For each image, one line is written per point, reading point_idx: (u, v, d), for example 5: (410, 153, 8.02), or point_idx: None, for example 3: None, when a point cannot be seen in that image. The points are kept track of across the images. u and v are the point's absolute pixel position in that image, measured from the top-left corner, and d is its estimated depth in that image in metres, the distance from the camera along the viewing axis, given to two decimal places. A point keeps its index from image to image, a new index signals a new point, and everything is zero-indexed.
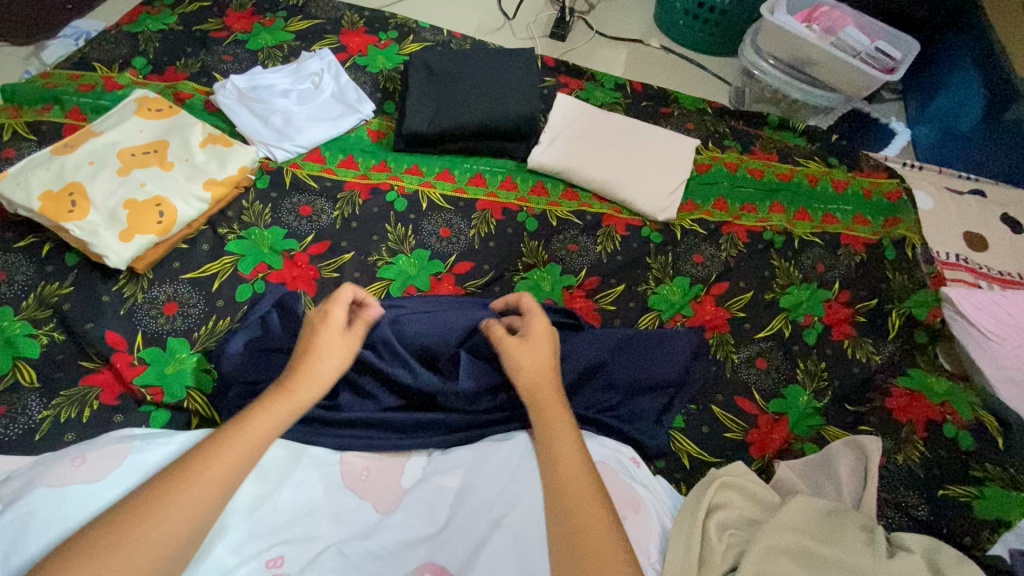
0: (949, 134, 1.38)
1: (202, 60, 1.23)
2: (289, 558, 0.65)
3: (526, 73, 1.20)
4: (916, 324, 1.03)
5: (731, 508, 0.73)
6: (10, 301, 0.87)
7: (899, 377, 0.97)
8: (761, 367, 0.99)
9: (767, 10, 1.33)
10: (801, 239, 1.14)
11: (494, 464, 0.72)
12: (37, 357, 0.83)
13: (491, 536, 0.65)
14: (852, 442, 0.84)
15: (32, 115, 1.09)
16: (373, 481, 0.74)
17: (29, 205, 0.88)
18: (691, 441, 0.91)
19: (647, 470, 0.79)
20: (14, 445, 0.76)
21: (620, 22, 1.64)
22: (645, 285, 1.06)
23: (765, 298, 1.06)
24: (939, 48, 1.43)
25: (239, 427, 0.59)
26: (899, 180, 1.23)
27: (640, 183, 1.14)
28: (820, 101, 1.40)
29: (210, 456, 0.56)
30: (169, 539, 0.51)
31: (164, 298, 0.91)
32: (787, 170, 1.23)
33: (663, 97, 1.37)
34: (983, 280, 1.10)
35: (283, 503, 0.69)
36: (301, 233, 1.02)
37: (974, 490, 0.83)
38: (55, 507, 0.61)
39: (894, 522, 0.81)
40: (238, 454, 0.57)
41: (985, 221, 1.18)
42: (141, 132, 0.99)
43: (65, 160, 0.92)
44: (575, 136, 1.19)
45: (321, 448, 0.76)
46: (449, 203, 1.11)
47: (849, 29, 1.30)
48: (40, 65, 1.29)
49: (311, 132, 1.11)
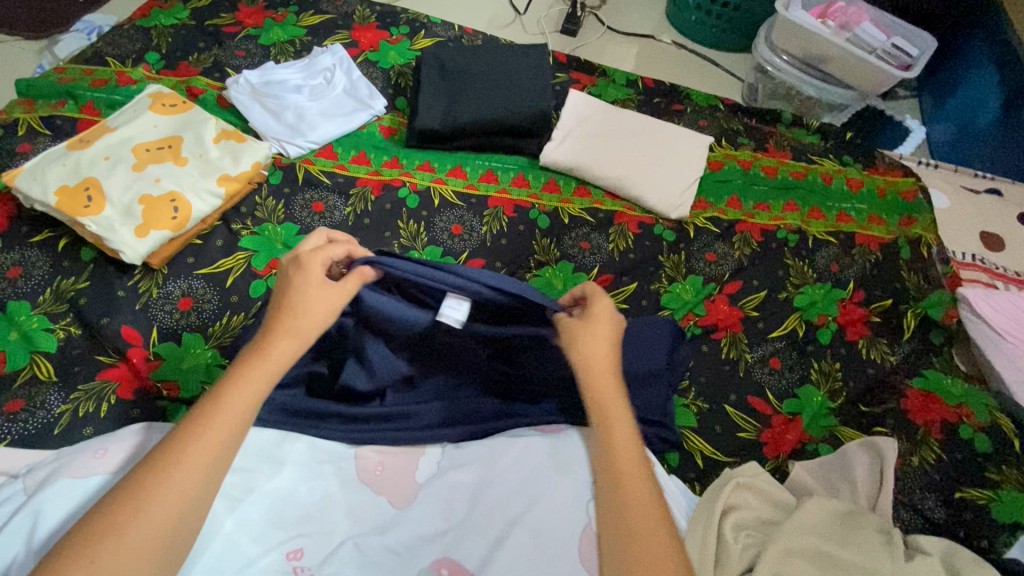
0: (965, 132, 1.36)
1: (215, 55, 1.23)
2: (308, 551, 0.66)
3: (539, 69, 1.20)
4: (932, 325, 1.02)
5: (746, 509, 0.72)
6: (27, 295, 0.88)
7: (914, 378, 0.96)
8: (774, 366, 0.98)
9: (782, 5, 1.31)
10: (814, 238, 1.13)
11: (511, 458, 0.73)
12: (55, 352, 0.84)
13: (510, 533, 0.66)
14: (868, 443, 0.83)
15: (47, 110, 1.09)
16: (388, 475, 0.73)
17: (46, 200, 0.88)
18: (704, 441, 0.90)
19: (661, 469, 0.78)
20: (32, 439, 0.77)
21: (631, 17, 1.63)
22: (658, 283, 1.06)
23: (779, 297, 1.05)
24: (955, 45, 1.42)
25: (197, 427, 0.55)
26: (914, 179, 1.22)
27: (653, 181, 1.14)
28: (835, 97, 1.39)
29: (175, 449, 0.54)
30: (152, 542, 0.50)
31: (179, 294, 0.91)
32: (801, 169, 1.22)
33: (675, 94, 1.36)
34: (1000, 280, 1.09)
35: (299, 496, 0.69)
36: (314, 229, 1.02)
37: (990, 493, 0.83)
38: (79, 499, 0.62)
39: (910, 525, 0.81)
40: (202, 456, 0.54)
41: (1003, 221, 1.16)
42: (156, 128, 0.99)
43: (81, 154, 0.92)
44: (587, 133, 1.18)
45: (335, 443, 0.75)
46: (461, 199, 1.11)
47: (866, 25, 1.28)
48: (53, 59, 1.29)
49: (323, 127, 1.11)
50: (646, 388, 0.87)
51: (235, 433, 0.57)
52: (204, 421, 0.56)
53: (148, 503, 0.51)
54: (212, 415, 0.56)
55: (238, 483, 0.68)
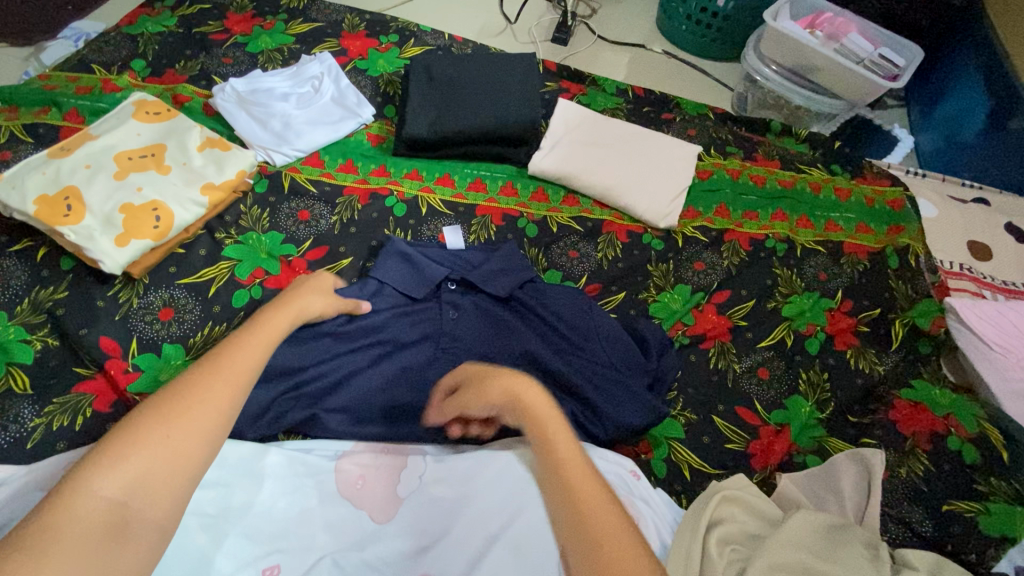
0: (953, 141, 1.37)
1: (202, 62, 1.22)
2: (284, 567, 0.65)
3: (528, 77, 1.20)
4: (920, 334, 1.02)
5: (731, 523, 0.72)
6: (3, 306, 0.86)
7: (902, 389, 0.95)
8: (762, 377, 0.98)
9: (770, 15, 1.32)
10: (802, 247, 1.13)
11: (493, 473, 0.72)
12: (31, 363, 0.82)
13: (490, 549, 0.66)
14: (856, 454, 0.82)
15: (29, 117, 1.08)
16: (369, 489, 0.72)
17: (24, 209, 0.87)
18: (692, 453, 0.90)
19: (646, 482, 0.78)
20: (5, 453, 0.75)
21: (622, 26, 1.64)
22: (645, 293, 1.05)
23: (767, 307, 1.05)
24: (942, 55, 1.43)
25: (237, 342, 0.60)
26: (902, 188, 1.22)
27: (642, 190, 1.13)
28: (823, 107, 1.39)
29: (220, 358, 0.57)
30: (197, 431, 0.52)
31: (160, 304, 0.90)
32: (789, 178, 1.22)
33: (665, 103, 1.36)
34: (987, 290, 1.09)
35: (278, 512, 0.69)
36: (300, 238, 1.01)
37: (979, 506, 0.81)
38: None
39: (897, 538, 0.80)
40: (227, 385, 0.55)
41: (990, 230, 1.17)
42: (139, 136, 0.98)
43: (61, 163, 0.91)
44: (576, 142, 1.18)
45: (319, 457, 0.75)
46: (450, 208, 1.10)
47: (852, 36, 1.29)
48: (39, 66, 1.28)
49: (310, 136, 1.10)
50: (623, 404, 0.85)
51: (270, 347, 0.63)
52: (230, 350, 0.59)
53: (181, 424, 0.51)
54: (241, 344, 0.60)
55: (216, 499, 0.68)
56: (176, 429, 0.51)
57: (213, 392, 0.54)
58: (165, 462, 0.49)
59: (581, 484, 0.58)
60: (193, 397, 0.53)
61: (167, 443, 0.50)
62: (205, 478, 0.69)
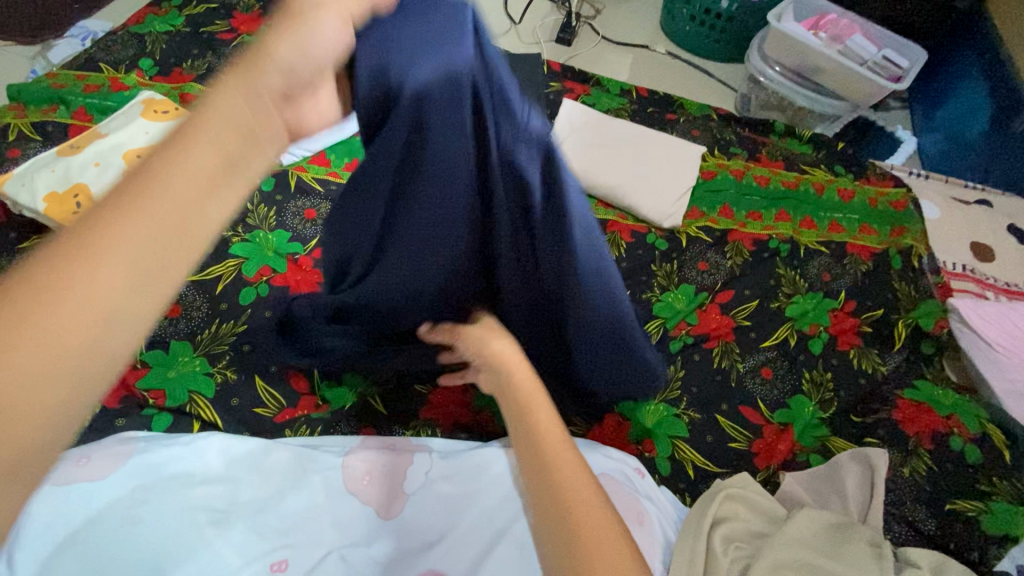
0: (956, 143, 1.37)
1: (209, 62, 1.23)
2: (292, 562, 0.65)
3: (533, 78, 1.20)
4: (923, 335, 1.02)
5: (735, 521, 0.72)
6: None
7: (905, 389, 0.96)
8: (765, 376, 0.98)
9: (774, 17, 1.32)
10: (806, 248, 1.13)
11: (499, 470, 0.74)
12: None
13: (497, 543, 0.66)
14: (859, 453, 0.83)
15: (38, 116, 1.09)
16: (376, 485, 0.73)
17: (35, 206, 0.88)
18: (695, 451, 0.90)
19: (651, 480, 0.78)
20: None
21: (626, 26, 1.64)
22: (649, 292, 1.06)
23: (771, 307, 1.06)
24: (946, 57, 1.43)
25: (186, 136, 0.39)
26: (905, 190, 1.23)
27: (646, 190, 1.14)
28: (827, 108, 1.39)
29: (169, 153, 0.38)
30: (130, 263, 0.34)
31: None
32: (793, 178, 1.23)
33: (668, 104, 1.36)
34: (990, 291, 1.09)
35: (285, 507, 0.69)
36: (306, 237, 1.01)
37: (982, 505, 0.82)
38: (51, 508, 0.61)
39: (901, 537, 0.80)
40: (176, 197, 0.37)
41: (993, 231, 1.17)
42: (147, 134, 0.97)
43: (70, 160, 0.91)
44: (581, 142, 1.19)
45: (326, 454, 0.76)
46: None
47: (856, 37, 1.29)
48: (48, 64, 1.29)
49: (317, 134, 1.11)
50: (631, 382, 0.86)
51: (242, 144, 0.41)
52: (177, 149, 0.38)
53: (103, 258, 0.33)
54: (193, 136, 0.39)
55: (225, 494, 0.68)
56: (92, 266, 0.33)
57: (147, 210, 0.35)
58: (80, 312, 0.32)
59: (554, 448, 0.55)
60: (126, 216, 0.35)
61: (84, 287, 0.32)
62: (214, 474, 0.70)
